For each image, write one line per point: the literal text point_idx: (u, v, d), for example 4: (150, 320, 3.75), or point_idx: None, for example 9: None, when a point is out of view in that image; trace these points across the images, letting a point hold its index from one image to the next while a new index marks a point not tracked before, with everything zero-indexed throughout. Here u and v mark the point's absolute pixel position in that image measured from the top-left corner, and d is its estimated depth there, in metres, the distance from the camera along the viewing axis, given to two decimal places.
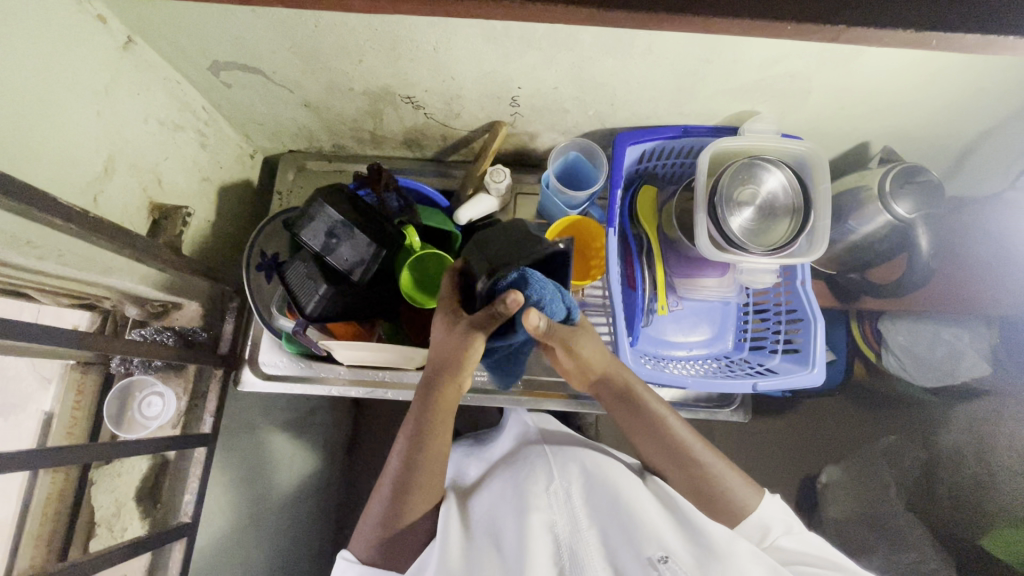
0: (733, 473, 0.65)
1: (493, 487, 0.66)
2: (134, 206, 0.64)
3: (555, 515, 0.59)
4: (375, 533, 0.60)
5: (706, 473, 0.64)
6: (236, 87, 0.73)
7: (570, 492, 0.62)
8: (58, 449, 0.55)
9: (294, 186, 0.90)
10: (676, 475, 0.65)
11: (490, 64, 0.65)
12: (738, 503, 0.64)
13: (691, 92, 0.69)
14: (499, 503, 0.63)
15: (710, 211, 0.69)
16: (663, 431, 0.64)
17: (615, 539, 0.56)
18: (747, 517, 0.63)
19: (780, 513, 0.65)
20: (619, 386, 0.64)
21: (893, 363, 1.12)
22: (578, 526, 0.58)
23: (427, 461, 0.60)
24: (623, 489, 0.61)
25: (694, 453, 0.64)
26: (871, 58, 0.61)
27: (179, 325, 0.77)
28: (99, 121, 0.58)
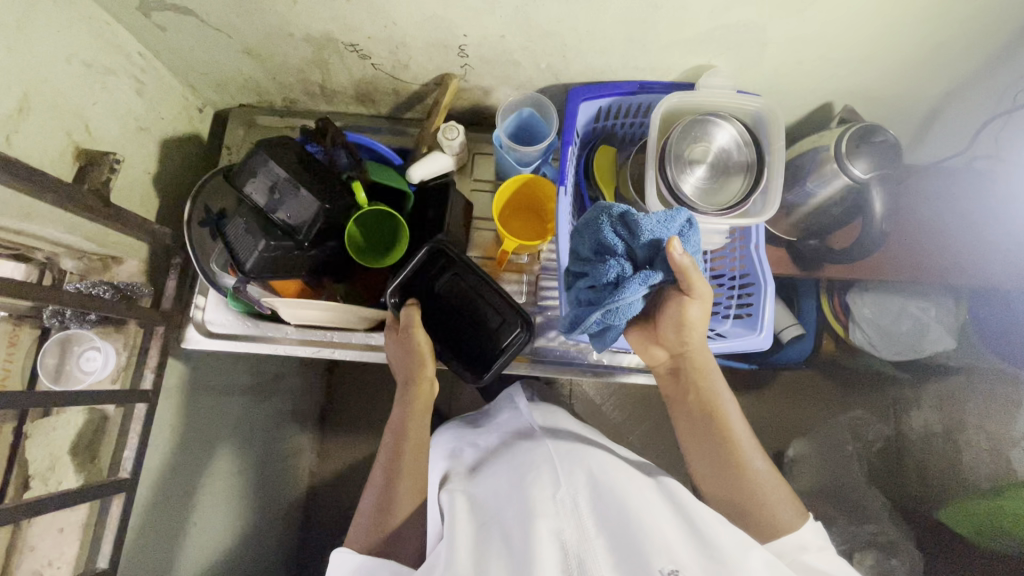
0: (782, 489, 0.63)
1: (496, 492, 0.62)
2: (56, 150, 0.61)
3: (562, 523, 0.54)
4: (372, 518, 0.64)
5: (755, 479, 0.63)
6: (171, 30, 0.69)
7: (577, 500, 0.57)
8: None
9: (244, 142, 0.88)
10: (720, 477, 0.65)
11: (429, 7, 0.62)
12: (776, 516, 0.61)
13: (642, 43, 0.67)
14: (505, 506, 0.58)
15: (660, 167, 0.67)
16: (718, 421, 0.67)
17: (620, 551, 0.50)
18: (782, 534, 0.60)
19: (818, 534, 0.60)
20: (692, 366, 0.69)
21: (859, 336, 1.11)
22: (586, 535, 0.53)
23: (410, 449, 0.68)
24: (632, 497, 0.56)
25: (744, 452, 0.64)
26: (825, 6, 0.58)
27: (120, 281, 0.74)
28: (11, 55, 0.55)
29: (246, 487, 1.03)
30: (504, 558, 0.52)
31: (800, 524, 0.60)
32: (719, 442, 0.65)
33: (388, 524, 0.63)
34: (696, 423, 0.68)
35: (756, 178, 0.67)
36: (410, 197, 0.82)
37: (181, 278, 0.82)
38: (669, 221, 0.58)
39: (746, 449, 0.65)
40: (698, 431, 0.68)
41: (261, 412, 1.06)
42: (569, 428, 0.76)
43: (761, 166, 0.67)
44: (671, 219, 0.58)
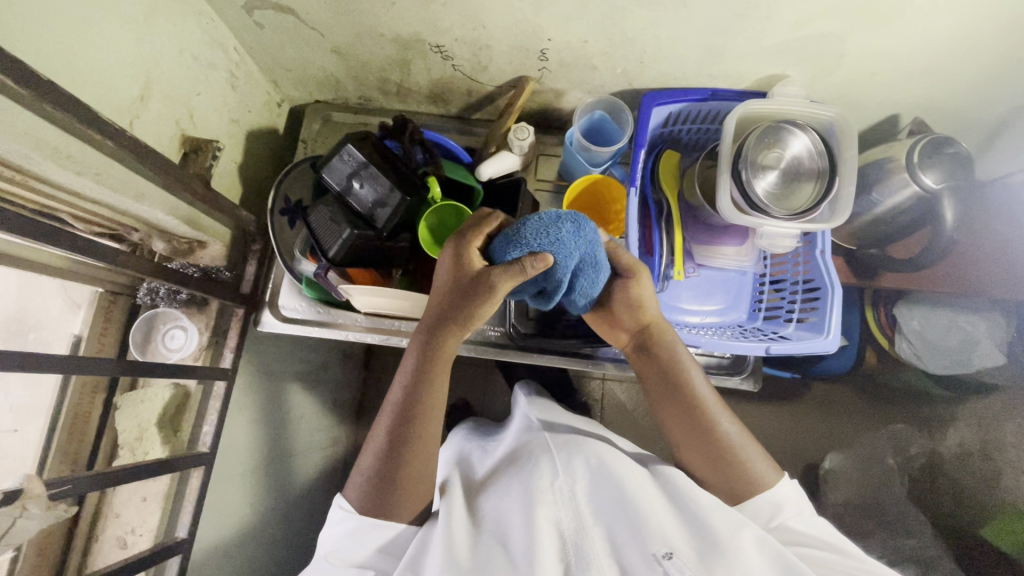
0: (754, 448, 0.65)
1: (499, 489, 0.64)
2: (166, 136, 0.65)
3: (560, 511, 0.58)
4: (375, 477, 0.61)
5: (729, 443, 0.64)
6: (268, 28, 0.73)
7: (574, 488, 0.61)
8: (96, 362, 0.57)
9: (319, 136, 0.91)
10: (696, 446, 0.65)
11: (521, 12, 0.65)
12: (754, 476, 0.63)
13: (721, 52, 0.69)
14: (507, 498, 0.62)
15: (733, 172, 0.69)
16: (687, 392, 0.66)
17: (620, 536, 0.55)
18: (759, 492, 0.62)
19: (794, 495, 0.63)
20: (655, 343, 0.68)
21: (906, 349, 1.09)
22: (582, 522, 0.57)
23: (421, 408, 0.63)
24: (627, 480, 0.61)
25: (716, 418, 0.65)
26: (911, 19, 0.60)
27: (204, 263, 0.79)
28: (137, 47, 0.59)
29: None
30: (503, 547, 0.56)
31: (774, 479, 0.63)
32: (693, 412, 0.65)
33: (392, 497, 0.60)
34: (665, 394, 0.67)
35: (828, 185, 0.69)
36: (479, 194, 0.84)
37: (259, 262, 0.85)
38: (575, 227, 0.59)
39: (718, 415, 0.65)
40: (669, 402, 0.67)
41: None
42: (566, 424, 0.78)
43: (833, 174, 0.69)
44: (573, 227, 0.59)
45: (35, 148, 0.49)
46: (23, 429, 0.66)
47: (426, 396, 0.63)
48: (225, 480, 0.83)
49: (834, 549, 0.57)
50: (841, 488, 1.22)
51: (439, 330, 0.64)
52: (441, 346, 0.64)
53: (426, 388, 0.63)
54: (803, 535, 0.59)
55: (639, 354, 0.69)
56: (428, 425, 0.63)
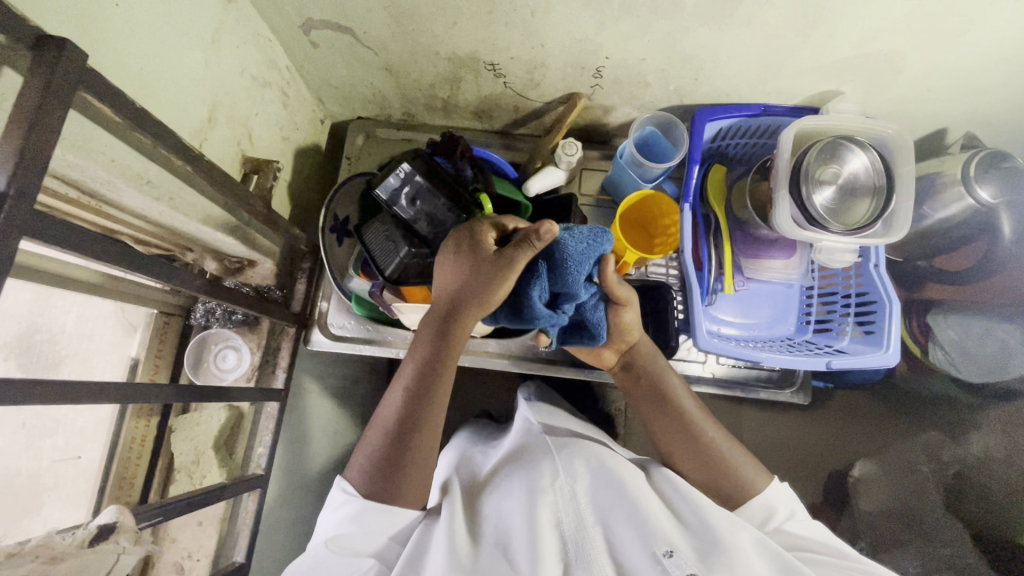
0: (743, 454, 0.65)
1: (500, 490, 0.61)
2: (229, 157, 0.65)
3: (560, 510, 0.56)
4: (381, 464, 0.57)
5: (719, 448, 0.64)
6: (322, 47, 0.73)
7: (575, 488, 0.59)
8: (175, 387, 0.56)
9: (363, 152, 0.91)
10: (688, 453, 0.65)
11: (583, 31, 0.65)
12: (747, 481, 0.63)
13: (778, 69, 0.69)
14: (506, 498, 0.59)
15: (791, 187, 0.70)
16: (672, 402, 0.67)
17: (622, 532, 0.54)
18: (752, 498, 0.62)
19: (786, 498, 0.62)
20: (640, 358, 0.69)
21: None
22: (583, 522, 0.55)
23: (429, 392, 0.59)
24: (627, 480, 0.60)
25: (704, 426, 0.66)
26: (974, 37, 0.60)
27: (255, 282, 0.79)
28: (206, 69, 0.59)
29: None
30: (505, 552, 0.53)
31: (765, 485, 0.63)
32: (681, 421, 0.66)
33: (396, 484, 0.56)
34: (653, 405, 0.68)
35: (885, 202, 0.69)
36: (527, 208, 0.83)
37: (308, 280, 0.85)
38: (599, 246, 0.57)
39: (705, 424, 0.66)
40: (656, 413, 0.68)
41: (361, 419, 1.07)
42: (568, 428, 0.75)
43: (890, 190, 0.69)
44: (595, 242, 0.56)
45: (120, 175, 0.48)
46: (87, 455, 0.66)
47: (438, 378, 0.59)
48: (278, 501, 0.82)
49: (834, 554, 0.56)
50: (874, 495, 1.18)
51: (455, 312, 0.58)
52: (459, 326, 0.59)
53: (435, 373, 0.59)
54: (802, 539, 0.58)
55: (631, 369, 0.70)
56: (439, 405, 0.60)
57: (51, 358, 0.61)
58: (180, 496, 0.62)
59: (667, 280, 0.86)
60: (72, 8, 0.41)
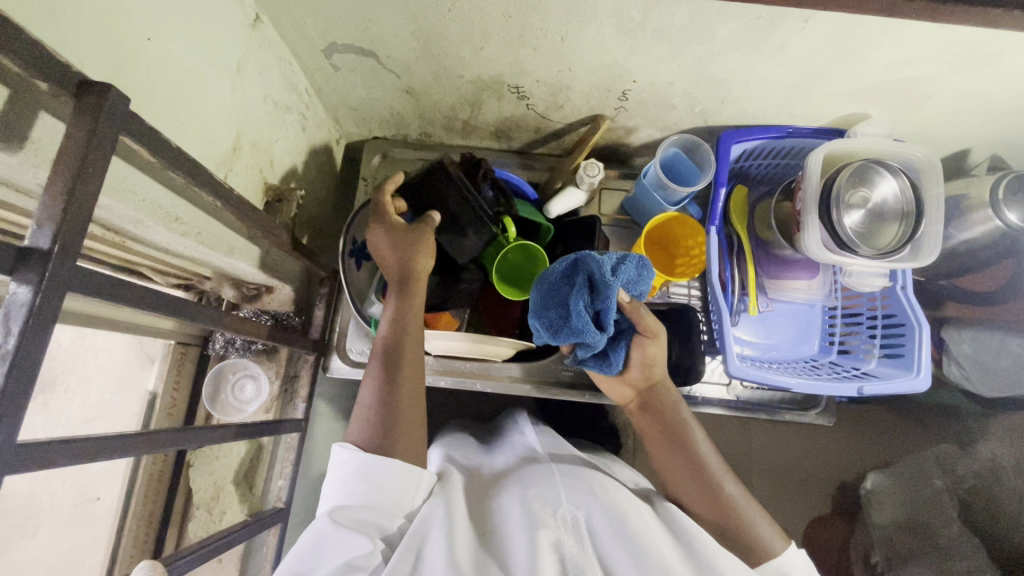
0: (759, 513, 0.60)
1: (492, 510, 0.54)
2: (253, 186, 0.64)
3: (562, 540, 0.50)
4: (373, 420, 0.58)
5: (734, 502, 0.60)
6: (343, 70, 0.71)
7: (578, 517, 0.52)
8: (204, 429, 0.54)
9: (379, 173, 0.89)
10: (700, 498, 0.60)
11: (613, 56, 0.64)
12: (762, 542, 0.58)
13: (807, 93, 0.69)
14: (500, 526, 0.52)
15: (821, 210, 0.69)
16: (691, 448, 0.63)
17: (623, 568, 0.47)
18: (766, 559, 0.57)
19: (801, 565, 0.58)
20: (660, 400, 0.66)
21: None
22: (584, 555, 0.49)
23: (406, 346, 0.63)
24: (632, 511, 0.52)
25: (721, 477, 0.62)
26: (1007, 63, 0.60)
27: (273, 309, 0.77)
28: (231, 98, 0.57)
29: None
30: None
31: (782, 549, 0.59)
32: (696, 465, 0.62)
33: (389, 434, 0.57)
34: (669, 442, 0.64)
35: (915, 227, 0.69)
36: (548, 229, 0.82)
37: (327, 306, 0.81)
38: (639, 278, 0.58)
39: (722, 475, 0.62)
40: (671, 450, 0.64)
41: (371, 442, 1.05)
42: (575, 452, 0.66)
43: (920, 215, 0.69)
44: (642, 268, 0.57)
45: (152, 214, 0.46)
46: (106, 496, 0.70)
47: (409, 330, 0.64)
48: None
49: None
50: (886, 508, 1.13)
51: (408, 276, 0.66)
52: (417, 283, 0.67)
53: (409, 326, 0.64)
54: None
55: (648, 404, 0.67)
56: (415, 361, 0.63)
57: (46, 377, 0.66)
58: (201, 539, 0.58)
59: (689, 302, 0.85)
60: (107, 45, 0.40)
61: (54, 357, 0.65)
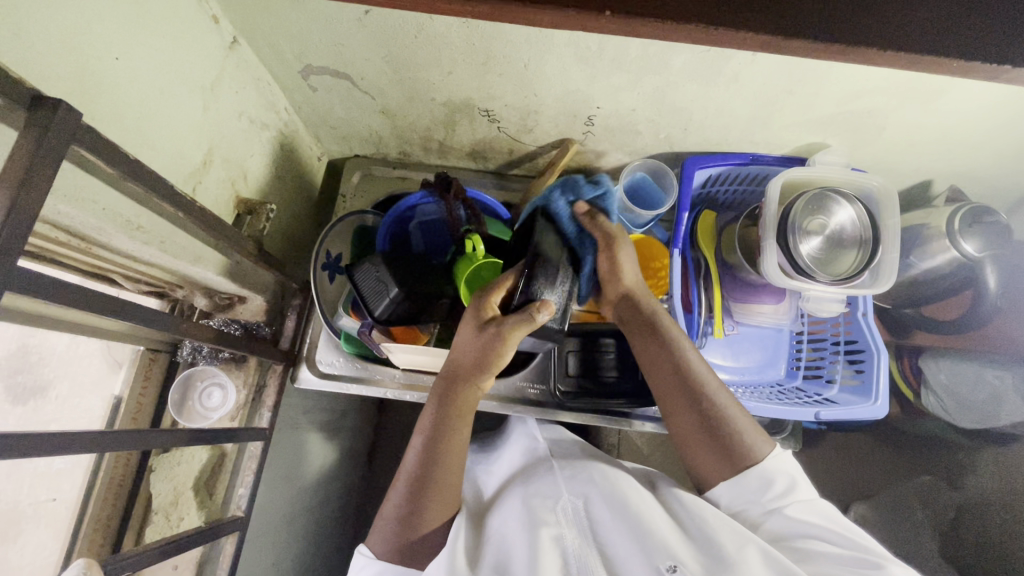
0: (747, 419, 0.63)
1: (506, 503, 0.63)
2: (222, 199, 0.67)
3: (562, 529, 0.57)
4: (394, 522, 0.58)
5: (720, 411, 0.62)
6: (320, 90, 0.74)
7: (579, 508, 0.60)
8: (159, 432, 0.55)
9: (358, 189, 0.92)
10: (688, 412, 0.63)
11: (575, 83, 0.67)
12: (747, 447, 0.60)
13: (765, 122, 0.71)
14: (511, 515, 0.60)
15: (779, 235, 0.70)
16: (674, 355, 0.65)
17: (625, 549, 0.54)
18: (752, 466, 0.59)
19: (783, 468, 0.59)
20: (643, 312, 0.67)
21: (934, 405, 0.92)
22: (586, 542, 0.56)
23: (444, 459, 0.59)
24: (630, 497, 0.60)
25: (710, 390, 0.63)
26: (955, 100, 0.62)
27: (244, 319, 0.78)
28: (203, 115, 0.60)
29: (329, 533, 1.01)
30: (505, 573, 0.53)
31: (767, 452, 0.61)
32: (678, 371, 0.64)
33: (411, 532, 0.58)
34: (657, 362, 0.65)
35: (870, 253, 0.70)
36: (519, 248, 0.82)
37: (298, 317, 0.84)
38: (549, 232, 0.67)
39: (708, 382, 0.64)
40: (658, 370, 0.65)
41: (347, 455, 1.05)
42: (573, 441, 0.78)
43: (877, 242, 0.70)
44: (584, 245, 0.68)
45: (111, 222, 0.49)
46: (62, 497, 0.69)
47: (453, 421, 0.61)
48: (258, 542, 0.79)
49: (846, 544, 0.54)
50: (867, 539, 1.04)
51: (456, 380, 0.62)
52: (461, 394, 0.62)
53: (451, 439, 0.60)
54: (807, 525, 0.55)
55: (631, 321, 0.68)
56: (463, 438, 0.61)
57: (38, 383, 0.68)
58: (143, 543, 0.59)
59: None
60: (72, 62, 0.42)
61: (46, 364, 0.68)
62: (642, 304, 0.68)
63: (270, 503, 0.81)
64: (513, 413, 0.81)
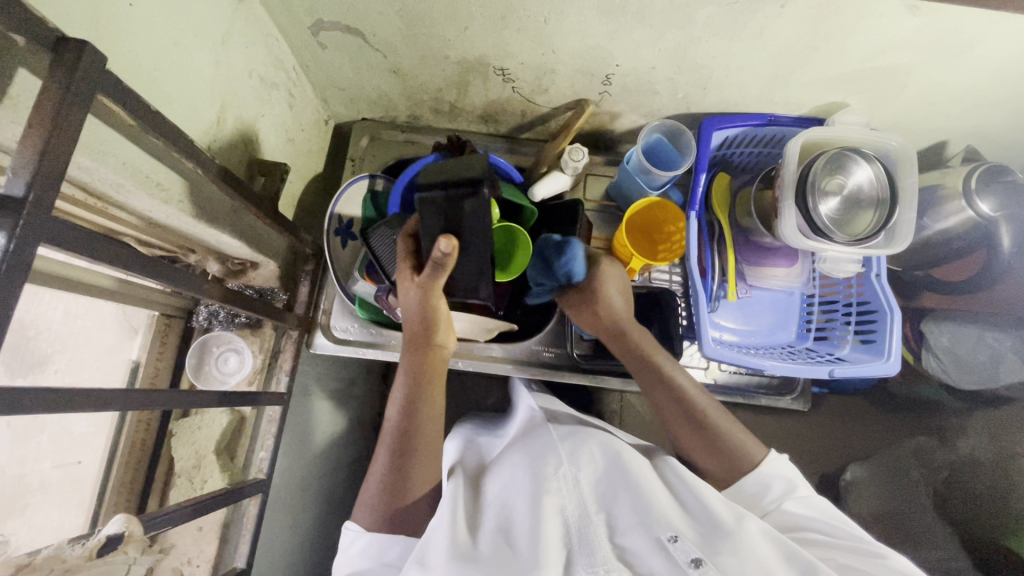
0: (741, 429, 0.64)
1: (501, 470, 0.61)
2: (236, 160, 0.65)
3: (564, 498, 0.55)
4: (381, 494, 0.58)
5: (715, 427, 0.64)
6: (330, 48, 0.72)
7: (578, 476, 0.57)
8: (188, 394, 0.55)
9: (366, 154, 0.90)
10: (685, 427, 0.64)
11: (595, 40, 0.66)
12: (745, 456, 0.62)
13: (785, 81, 0.70)
14: (510, 485, 0.58)
15: (797, 196, 0.70)
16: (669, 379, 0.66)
17: (626, 519, 0.52)
18: (753, 471, 0.61)
19: (783, 473, 0.61)
20: (635, 341, 0.68)
21: (934, 366, 0.89)
22: (588, 510, 0.54)
23: (422, 423, 0.61)
24: (632, 469, 0.58)
25: (702, 406, 0.65)
26: (979, 55, 0.62)
27: (257, 285, 0.78)
28: (215, 71, 0.58)
29: None
30: (506, 538, 0.52)
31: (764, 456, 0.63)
32: (684, 406, 0.65)
33: (400, 497, 0.57)
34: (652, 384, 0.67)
35: (887, 214, 0.70)
36: (532, 213, 0.79)
37: (312, 284, 0.83)
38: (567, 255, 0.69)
39: (700, 398, 0.65)
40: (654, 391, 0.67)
41: None
42: (568, 414, 0.75)
43: (894, 202, 0.70)
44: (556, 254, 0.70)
45: (132, 177, 0.47)
46: (87, 460, 0.68)
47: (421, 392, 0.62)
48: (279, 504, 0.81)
49: (830, 530, 0.56)
50: (866, 500, 1.06)
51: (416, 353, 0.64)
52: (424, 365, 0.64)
53: (423, 405, 0.62)
54: (802, 519, 0.57)
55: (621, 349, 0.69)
56: (436, 402, 0.63)
57: (37, 357, 0.62)
58: (168, 506, 0.60)
59: (670, 287, 0.85)
60: (87, 5, 0.41)
61: (44, 337, 0.62)
62: (637, 335, 0.68)
63: (289, 467, 0.83)
64: (529, 374, 0.82)
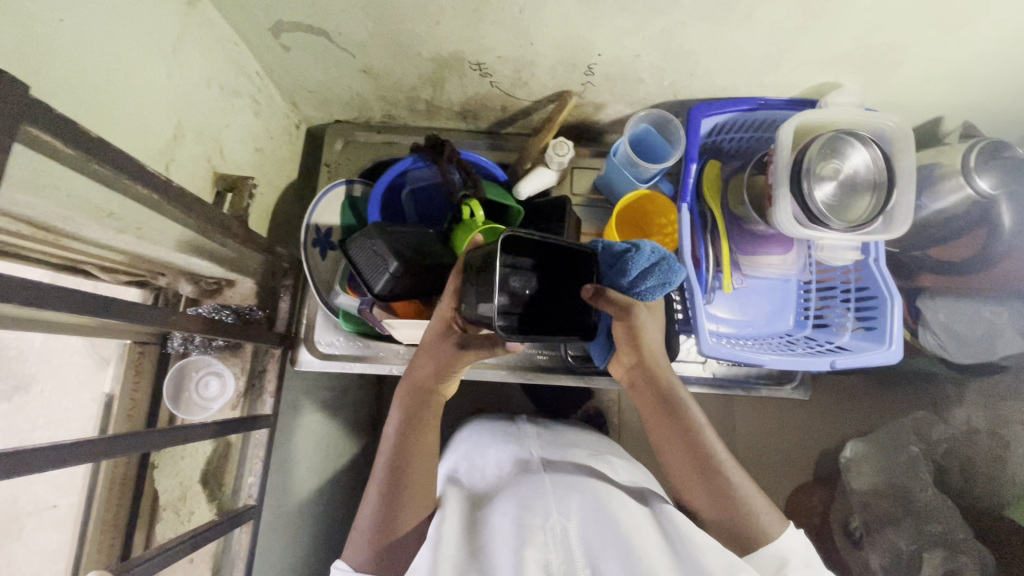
0: (759, 494, 0.57)
1: (484, 523, 0.53)
2: (200, 177, 0.61)
3: (550, 552, 0.47)
4: (373, 533, 0.54)
5: (731, 489, 0.56)
6: (294, 51, 0.67)
7: (567, 527, 0.49)
8: (162, 433, 0.53)
9: (341, 158, 0.86)
10: (698, 487, 0.57)
11: (575, 29, 0.62)
12: (760, 527, 0.54)
13: (776, 63, 0.67)
14: (495, 539, 0.49)
15: (792, 183, 0.68)
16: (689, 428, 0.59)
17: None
18: (764, 545, 0.53)
19: (800, 548, 0.54)
20: (662, 384, 0.61)
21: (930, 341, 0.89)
22: (574, 566, 0.46)
23: (416, 462, 0.57)
24: (621, 515, 0.50)
25: (722, 464, 0.57)
26: (979, 27, 0.59)
27: (234, 304, 0.72)
28: (168, 84, 0.54)
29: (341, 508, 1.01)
30: None
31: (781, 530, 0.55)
32: (701, 462, 0.57)
33: (389, 535, 0.54)
34: (664, 430, 0.60)
35: (885, 197, 0.67)
36: (519, 211, 0.78)
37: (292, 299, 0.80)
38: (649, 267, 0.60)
39: (721, 454, 0.58)
40: (668, 438, 0.59)
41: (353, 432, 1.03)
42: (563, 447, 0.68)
43: (892, 184, 0.67)
44: (658, 270, 0.60)
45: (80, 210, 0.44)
46: (64, 503, 0.64)
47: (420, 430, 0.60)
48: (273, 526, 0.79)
49: None
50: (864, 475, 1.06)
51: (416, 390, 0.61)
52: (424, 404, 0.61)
53: (422, 441, 0.59)
54: None
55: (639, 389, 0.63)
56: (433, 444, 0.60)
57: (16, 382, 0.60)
58: (152, 547, 0.58)
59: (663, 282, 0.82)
60: (9, 25, 0.36)
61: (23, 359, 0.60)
62: (659, 375, 0.62)
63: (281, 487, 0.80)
64: (522, 378, 0.80)
